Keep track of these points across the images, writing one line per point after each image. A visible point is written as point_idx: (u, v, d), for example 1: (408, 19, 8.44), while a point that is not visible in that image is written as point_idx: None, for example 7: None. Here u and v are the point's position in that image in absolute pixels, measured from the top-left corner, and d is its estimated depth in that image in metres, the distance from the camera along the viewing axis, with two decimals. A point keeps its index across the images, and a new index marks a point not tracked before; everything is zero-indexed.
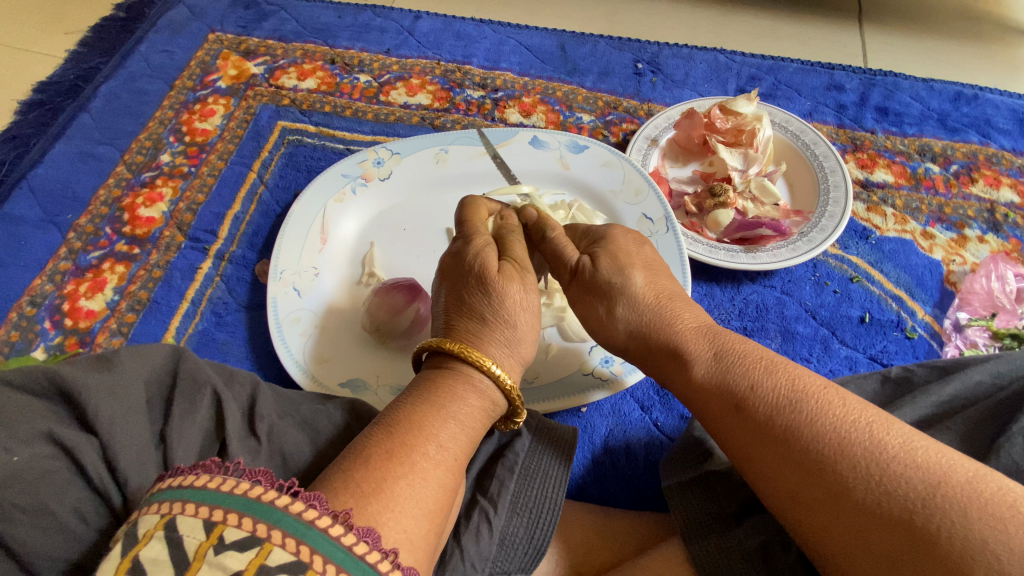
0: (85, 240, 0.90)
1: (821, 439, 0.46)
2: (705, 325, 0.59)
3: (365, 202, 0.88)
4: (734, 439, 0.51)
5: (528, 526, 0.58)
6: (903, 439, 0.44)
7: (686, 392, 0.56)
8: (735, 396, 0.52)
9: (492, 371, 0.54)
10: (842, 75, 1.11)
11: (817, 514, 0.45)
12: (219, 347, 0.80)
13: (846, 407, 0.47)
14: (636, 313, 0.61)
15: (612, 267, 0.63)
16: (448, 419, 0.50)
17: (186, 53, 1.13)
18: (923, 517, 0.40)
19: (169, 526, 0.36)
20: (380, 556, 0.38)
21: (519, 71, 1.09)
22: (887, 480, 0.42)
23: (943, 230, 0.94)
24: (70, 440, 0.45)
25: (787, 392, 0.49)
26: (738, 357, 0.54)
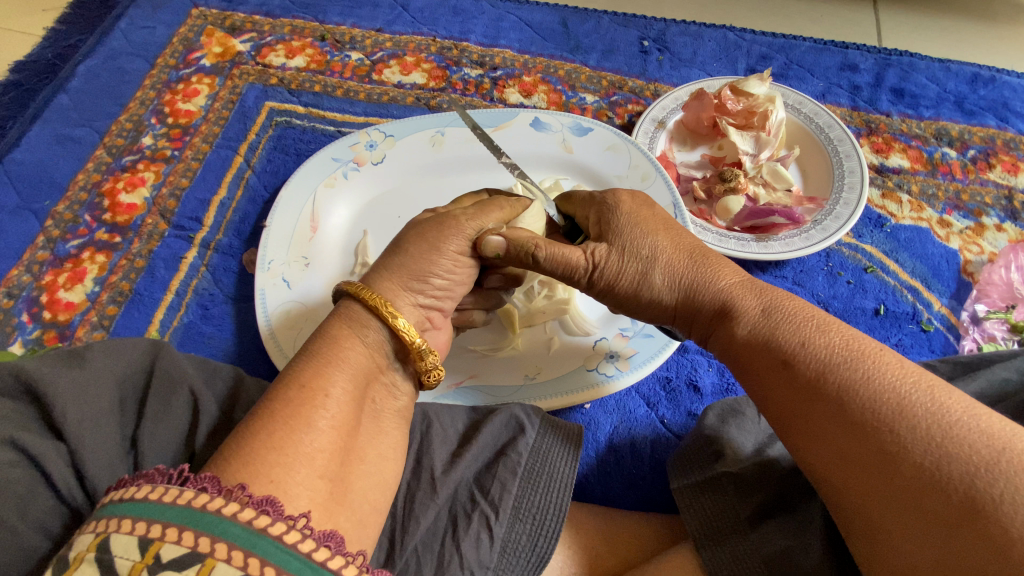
0: (64, 228, 0.85)
1: (876, 398, 0.42)
2: (748, 281, 0.55)
3: (358, 187, 0.84)
4: (779, 395, 0.47)
5: (531, 534, 0.55)
6: (965, 405, 0.40)
7: (728, 349, 0.52)
8: (785, 351, 0.48)
9: (382, 314, 0.51)
10: (856, 54, 1.07)
11: (864, 474, 0.41)
12: (205, 342, 0.76)
13: (905, 369, 0.43)
14: (675, 276, 0.57)
15: (636, 237, 0.58)
16: (330, 361, 0.47)
17: (168, 29, 1.07)
18: (986, 482, 0.36)
19: (102, 547, 0.32)
20: (344, 560, 0.35)
21: (519, 49, 1.04)
22: (948, 442, 0.39)
23: (960, 218, 0.90)
24: (35, 447, 0.42)
25: (842, 349, 0.45)
26: (789, 314, 0.50)
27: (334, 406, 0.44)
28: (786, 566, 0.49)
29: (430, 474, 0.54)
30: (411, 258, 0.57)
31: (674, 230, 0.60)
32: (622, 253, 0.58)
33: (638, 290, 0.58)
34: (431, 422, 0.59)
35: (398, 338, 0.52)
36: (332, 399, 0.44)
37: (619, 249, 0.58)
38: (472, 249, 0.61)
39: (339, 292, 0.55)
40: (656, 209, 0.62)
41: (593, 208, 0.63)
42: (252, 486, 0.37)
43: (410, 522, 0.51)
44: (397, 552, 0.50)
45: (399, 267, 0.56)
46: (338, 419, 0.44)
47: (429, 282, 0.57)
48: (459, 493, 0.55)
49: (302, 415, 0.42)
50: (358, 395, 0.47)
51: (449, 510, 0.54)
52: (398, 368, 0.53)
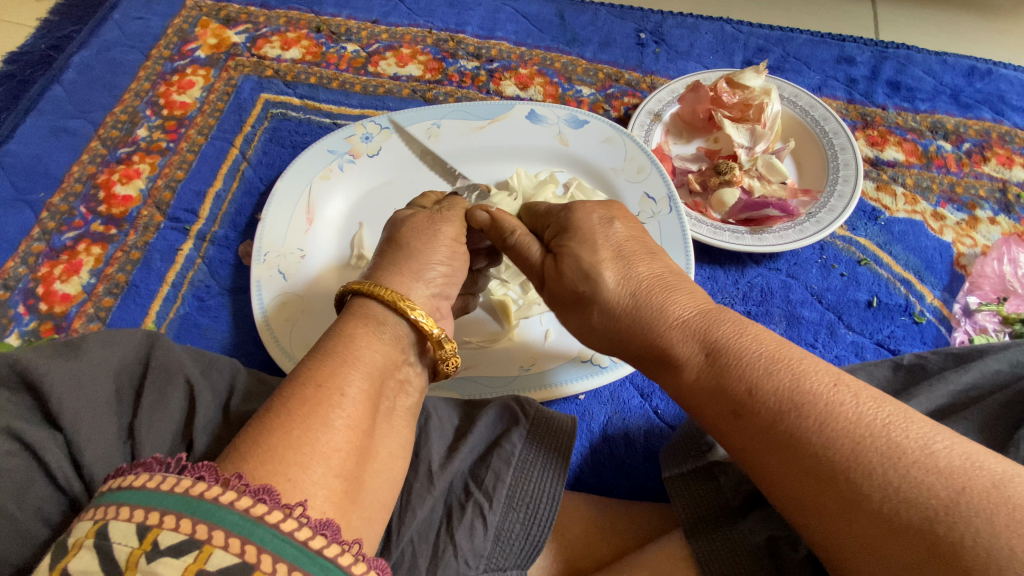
0: (59, 220, 0.85)
1: (829, 446, 0.40)
2: (696, 314, 0.52)
3: (354, 179, 0.84)
4: (737, 443, 0.46)
5: (525, 522, 0.55)
6: (921, 441, 0.38)
7: (681, 395, 0.51)
8: (735, 400, 0.46)
9: (401, 308, 0.52)
10: (853, 47, 1.07)
11: (827, 521, 0.40)
12: (202, 333, 0.77)
13: (859, 406, 0.41)
14: (613, 317, 0.56)
15: (577, 274, 0.57)
16: (346, 361, 0.47)
17: (163, 20, 1.07)
18: (945, 527, 0.35)
19: (101, 534, 0.33)
20: (341, 549, 0.35)
21: (516, 41, 1.04)
22: (905, 486, 0.37)
23: (953, 211, 0.90)
24: (32, 436, 0.42)
25: (790, 394, 0.43)
26: (736, 355, 0.47)
27: (352, 407, 0.44)
28: (773, 557, 0.51)
29: (428, 466, 0.55)
30: (414, 251, 0.58)
31: (624, 260, 0.57)
32: (561, 280, 0.59)
33: (579, 312, 0.58)
34: (430, 415, 0.59)
35: (417, 329, 0.54)
36: (348, 398, 0.44)
37: (558, 267, 0.59)
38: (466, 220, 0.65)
39: (345, 293, 0.55)
40: (612, 231, 0.60)
41: (551, 221, 0.64)
42: (250, 475, 0.37)
43: (407, 513, 0.52)
44: (393, 542, 0.51)
45: (404, 261, 0.57)
46: (355, 419, 0.44)
47: (431, 271, 0.58)
48: (455, 485, 0.56)
49: (318, 414, 0.42)
50: (374, 394, 0.47)
51: (445, 501, 0.54)
52: (414, 362, 0.54)
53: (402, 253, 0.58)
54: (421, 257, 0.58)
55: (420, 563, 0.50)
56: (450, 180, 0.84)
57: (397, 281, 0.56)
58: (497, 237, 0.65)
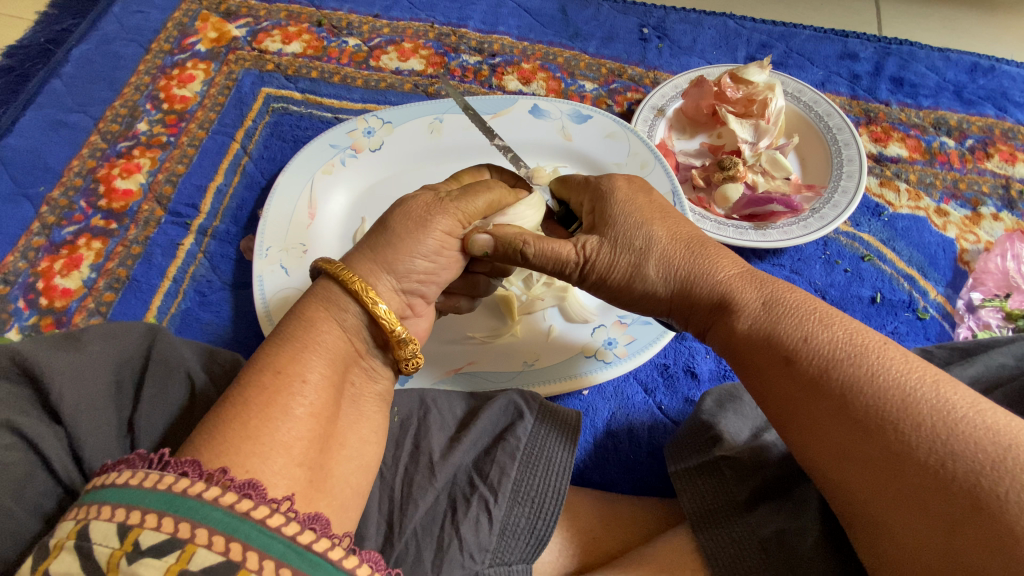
0: (59, 214, 0.85)
1: (882, 395, 0.41)
2: (748, 271, 0.53)
3: (356, 174, 0.83)
4: (781, 391, 0.46)
5: (530, 517, 0.55)
6: (971, 401, 0.39)
7: (726, 345, 0.51)
8: (787, 347, 0.46)
9: (363, 299, 0.49)
10: (855, 43, 1.06)
11: (867, 470, 0.41)
12: (202, 328, 0.76)
13: (909, 363, 0.42)
14: (671, 269, 0.55)
15: (631, 227, 0.56)
16: (305, 346, 0.46)
17: (163, 14, 1.06)
18: (992, 480, 0.36)
19: (82, 535, 0.32)
20: (331, 543, 0.35)
21: (518, 36, 1.04)
22: (954, 440, 0.38)
23: (957, 207, 0.90)
24: (30, 429, 0.42)
25: (846, 344, 0.44)
26: (791, 307, 0.48)
27: (312, 393, 0.44)
28: (784, 550, 0.50)
29: (428, 458, 0.55)
30: (395, 237, 0.55)
31: (672, 219, 0.57)
32: (615, 245, 0.56)
33: (632, 281, 0.56)
34: (429, 408, 0.59)
35: (378, 324, 0.51)
36: (309, 384, 0.44)
37: (611, 241, 0.56)
38: (461, 240, 0.59)
39: (318, 270, 0.53)
40: (653, 196, 0.60)
41: (587, 194, 0.62)
42: (234, 470, 0.37)
43: (409, 505, 0.52)
44: (396, 535, 0.51)
45: (383, 247, 0.54)
46: (316, 406, 0.44)
47: (412, 266, 0.54)
48: (458, 478, 0.55)
49: (278, 402, 0.42)
50: (337, 379, 0.47)
51: (449, 494, 0.54)
52: (375, 354, 0.52)
53: (385, 239, 0.55)
54: (407, 250, 0.54)
55: (424, 557, 0.50)
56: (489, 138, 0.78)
57: (367, 267, 0.53)
58: (506, 253, 0.58)
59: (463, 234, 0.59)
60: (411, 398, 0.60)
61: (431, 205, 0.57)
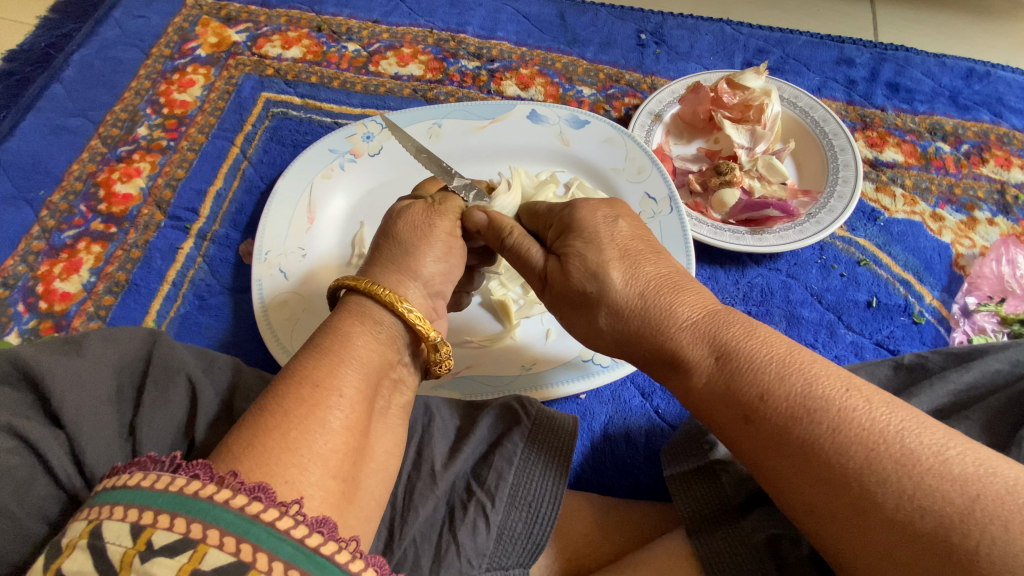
0: (59, 218, 0.85)
1: (843, 452, 0.40)
2: (703, 316, 0.51)
3: (354, 178, 0.84)
4: (748, 446, 0.46)
5: (527, 522, 0.55)
6: (936, 447, 0.38)
7: (690, 399, 0.50)
8: (745, 405, 0.45)
9: (396, 307, 0.51)
10: (852, 48, 1.07)
11: (839, 526, 0.40)
12: (202, 332, 0.77)
13: (871, 411, 0.41)
14: (623, 318, 0.54)
15: (584, 273, 0.56)
16: (342, 361, 0.46)
17: (163, 19, 1.06)
18: (961, 536, 0.35)
19: (94, 534, 0.33)
20: (338, 546, 0.35)
21: (517, 41, 1.04)
22: (920, 494, 0.37)
23: (952, 212, 0.91)
24: (33, 433, 0.42)
25: (802, 399, 0.43)
26: (746, 359, 0.46)
27: (350, 408, 0.44)
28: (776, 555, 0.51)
29: (430, 466, 0.55)
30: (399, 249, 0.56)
31: (629, 259, 0.56)
32: (568, 284, 0.57)
33: (588, 323, 0.57)
34: (433, 416, 0.59)
35: (412, 330, 0.52)
36: (346, 399, 0.44)
37: (567, 277, 0.57)
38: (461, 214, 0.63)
39: (338, 288, 0.54)
40: (625, 221, 0.60)
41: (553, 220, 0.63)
42: (246, 473, 0.37)
43: (410, 512, 0.52)
44: (396, 541, 0.51)
45: (402, 257, 0.56)
46: (352, 421, 0.44)
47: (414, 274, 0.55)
48: (457, 485, 0.56)
49: (316, 415, 0.42)
50: (370, 393, 0.47)
51: (448, 501, 0.54)
52: (407, 363, 0.53)
53: (401, 249, 0.56)
54: (422, 254, 0.56)
55: (422, 563, 0.50)
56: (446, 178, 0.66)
57: (394, 279, 0.54)
58: (493, 238, 0.62)
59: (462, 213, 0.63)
60: (416, 404, 0.60)
61: (428, 210, 0.59)
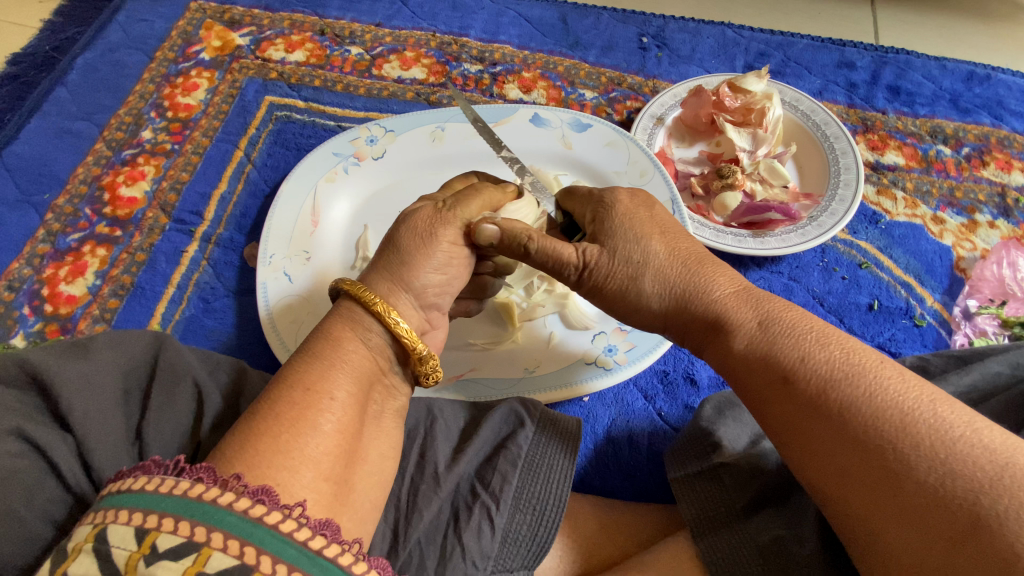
0: (64, 222, 0.85)
1: (880, 415, 0.41)
2: (743, 290, 0.53)
3: (358, 182, 0.84)
4: (778, 411, 0.46)
5: (531, 524, 0.56)
6: (967, 420, 0.40)
7: (723, 365, 0.51)
8: (784, 368, 0.47)
9: (386, 319, 0.51)
10: (852, 52, 1.07)
11: (865, 491, 0.41)
12: (207, 335, 0.77)
13: (906, 382, 0.43)
14: (667, 285, 0.55)
15: (629, 240, 0.57)
16: (333, 364, 0.47)
17: (166, 22, 1.07)
18: (991, 499, 0.36)
19: (99, 538, 0.33)
20: (341, 548, 0.36)
21: (519, 45, 1.05)
22: (952, 459, 0.38)
23: (953, 215, 0.91)
24: (42, 437, 0.43)
25: (842, 364, 0.44)
26: (788, 326, 0.48)
27: (340, 410, 0.45)
28: (780, 557, 0.51)
29: (434, 468, 0.55)
30: (403, 255, 0.56)
31: (669, 236, 0.58)
32: (614, 256, 0.56)
33: (626, 292, 0.57)
34: (436, 417, 0.60)
35: (399, 343, 0.52)
36: (337, 402, 0.45)
37: (610, 251, 0.57)
38: (463, 230, 0.59)
39: (337, 289, 0.54)
40: (654, 211, 0.60)
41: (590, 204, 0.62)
42: (246, 478, 0.37)
43: (413, 515, 0.52)
44: (400, 544, 0.51)
45: (396, 266, 0.55)
46: (343, 423, 0.44)
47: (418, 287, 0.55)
48: (461, 487, 0.56)
49: (307, 418, 0.42)
50: (361, 398, 0.47)
51: (452, 502, 0.55)
52: (398, 371, 0.53)
53: (397, 256, 0.56)
54: (418, 267, 0.55)
55: (427, 565, 0.51)
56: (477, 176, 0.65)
57: (385, 287, 0.54)
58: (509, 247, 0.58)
59: (466, 228, 0.59)
60: (417, 407, 0.60)
61: (435, 216, 0.58)
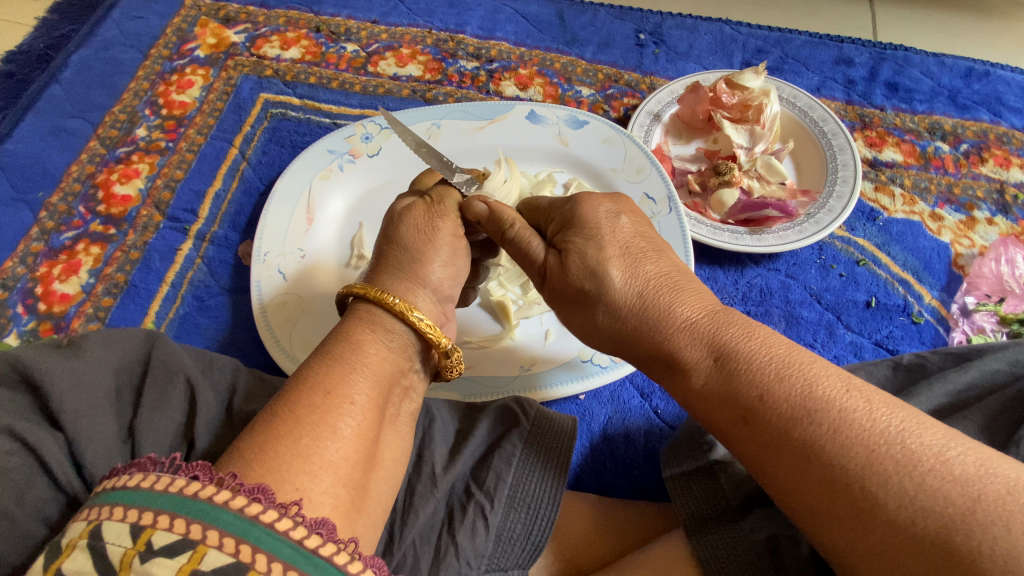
0: (58, 220, 0.85)
1: (846, 454, 0.40)
2: (703, 313, 0.51)
3: (353, 179, 0.84)
4: (747, 448, 0.45)
5: (526, 522, 0.55)
6: (937, 449, 0.38)
7: (687, 399, 0.50)
8: (745, 406, 0.45)
9: (408, 317, 0.51)
10: (851, 48, 1.07)
11: (839, 527, 0.40)
12: (201, 333, 0.77)
13: (872, 411, 0.41)
14: (619, 319, 0.54)
15: (582, 271, 0.55)
16: (352, 368, 0.46)
17: (162, 19, 1.06)
18: (962, 535, 0.35)
19: (94, 534, 0.33)
20: (336, 547, 0.35)
21: (515, 41, 1.04)
22: (922, 495, 0.37)
23: (951, 212, 0.91)
24: (34, 434, 0.42)
25: (803, 401, 0.42)
26: (745, 360, 0.46)
27: (360, 415, 0.44)
28: (773, 556, 0.51)
29: (430, 468, 0.55)
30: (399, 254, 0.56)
31: (631, 257, 0.55)
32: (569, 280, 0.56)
33: (583, 319, 0.56)
34: (434, 417, 0.59)
35: (423, 338, 0.53)
36: (358, 407, 0.44)
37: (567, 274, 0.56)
38: (459, 208, 0.61)
39: (347, 295, 0.53)
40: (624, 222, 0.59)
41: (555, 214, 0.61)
42: (245, 475, 0.37)
43: (409, 514, 0.52)
44: (395, 544, 0.51)
45: (409, 264, 0.55)
46: (364, 429, 0.44)
47: (410, 279, 0.55)
48: (457, 487, 0.56)
49: (328, 423, 0.42)
50: (381, 402, 0.47)
51: (447, 502, 0.54)
52: (419, 369, 0.54)
53: (408, 255, 0.56)
54: (429, 261, 0.56)
55: (421, 565, 0.50)
56: (447, 173, 0.65)
57: (401, 286, 0.54)
58: (495, 230, 0.61)
59: (462, 203, 0.62)
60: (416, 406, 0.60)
61: (430, 211, 0.59)
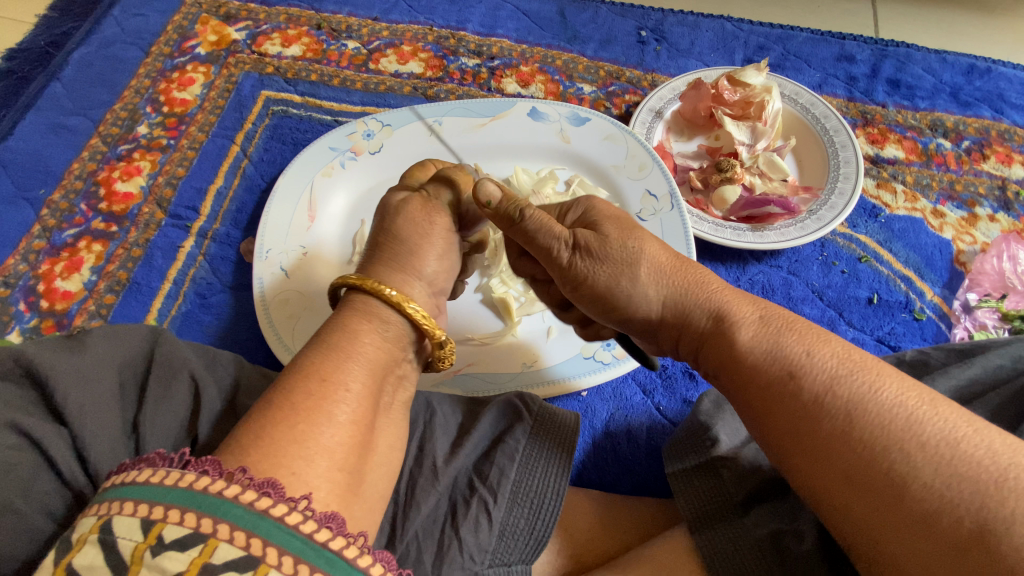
0: (59, 217, 0.85)
1: (886, 413, 0.41)
2: (740, 290, 0.53)
3: (355, 176, 0.84)
4: (780, 410, 0.45)
5: (529, 517, 0.55)
6: (967, 421, 0.40)
7: (722, 363, 0.49)
8: (789, 361, 0.46)
9: (403, 307, 0.51)
10: (852, 45, 1.07)
11: (868, 495, 0.39)
12: (203, 330, 0.77)
13: (906, 383, 0.42)
14: (664, 278, 0.53)
15: (623, 234, 0.55)
16: (347, 355, 0.47)
17: (162, 17, 1.06)
18: (998, 501, 0.35)
19: (104, 529, 0.33)
20: (347, 541, 0.35)
21: (516, 39, 1.04)
22: (957, 460, 0.38)
23: (954, 208, 0.91)
24: (40, 429, 0.42)
25: (847, 362, 0.44)
26: (789, 325, 0.48)
27: (354, 402, 0.44)
28: (778, 551, 0.51)
29: (432, 462, 0.55)
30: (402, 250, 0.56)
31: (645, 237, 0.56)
32: (607, 244, 0.54)
33: (617, 284, 0.54)
34: (435, 412, 0.59)
35: (418, 329, 0.53)
36: (352, 394, 0.44)
37: (603, 240, 0.55)
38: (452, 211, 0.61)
39: (339, 287, 0.53)
40: None
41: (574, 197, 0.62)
42: (254, 469, 0.37)
43: (411, 509, 0.52)
44: (398, 538, 0.51)
45: (404, 256, 0.55)
46: (358, 414, 0.44)
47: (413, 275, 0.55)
48: (459, 481, 0.56)
49: (323, 408, 0.42)
50: (375, 389, 0.47)
51: (449, 497, 0.54)
52: (412, 359, 0.53)
53: (413, 252, 0.56)
54: (424, 253, 0.56)
55: (424, 559, 0.50)
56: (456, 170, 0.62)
57: (397, 279, 0.54)
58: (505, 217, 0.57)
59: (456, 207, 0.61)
60: (417, 401, 0.60)
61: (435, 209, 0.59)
